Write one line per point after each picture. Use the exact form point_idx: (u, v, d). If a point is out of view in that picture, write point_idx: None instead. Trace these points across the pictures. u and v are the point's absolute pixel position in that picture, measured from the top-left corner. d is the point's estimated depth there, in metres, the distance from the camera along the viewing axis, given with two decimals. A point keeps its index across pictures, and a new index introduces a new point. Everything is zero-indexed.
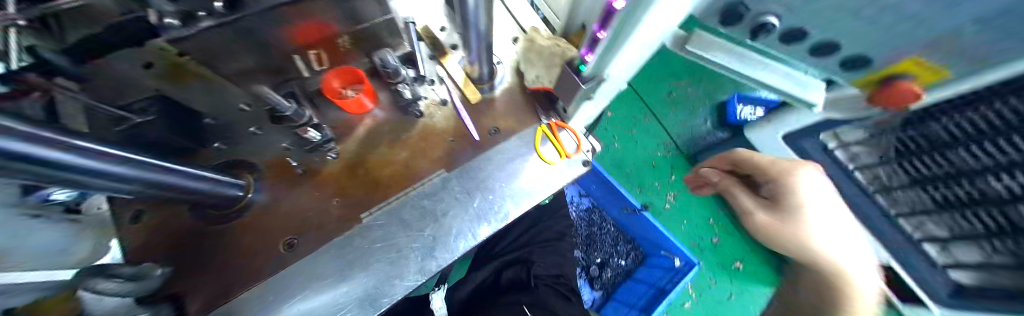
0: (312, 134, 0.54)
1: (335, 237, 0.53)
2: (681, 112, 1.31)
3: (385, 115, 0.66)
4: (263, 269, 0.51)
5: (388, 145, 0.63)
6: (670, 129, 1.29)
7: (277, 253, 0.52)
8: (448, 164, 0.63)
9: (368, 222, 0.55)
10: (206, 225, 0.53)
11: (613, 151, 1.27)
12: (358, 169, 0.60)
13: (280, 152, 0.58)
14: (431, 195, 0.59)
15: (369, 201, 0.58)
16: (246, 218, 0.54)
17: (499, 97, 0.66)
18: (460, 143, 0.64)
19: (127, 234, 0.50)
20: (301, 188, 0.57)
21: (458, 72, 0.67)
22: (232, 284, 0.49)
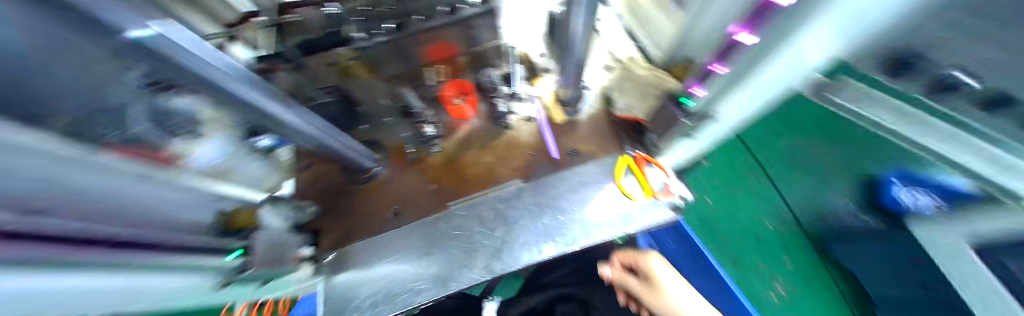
0: (427, 129, 0.70)
1: (425, 217, 0.64)
2: (814, 188, 0.65)
3: (479, 123, 0.75)
4: (372, 227, 0.65)
5: (477, 148, 0.72)
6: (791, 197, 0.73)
7: (385, 218, 0.65)
8: (524, 176, 0.68)
9: (452, 208, 0.65)
10: (343, 184, 0.70)
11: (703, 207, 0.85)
12: (452, 163, 0.71)
13: (398, 139, 0.73)
14: (505, 199, 0.64)
15: (457, 191, 0.68)
16: (368, 187, 0.69)
17: (583, 121, 0.70)
18: (539, 157, 0.69)
19: (299, 178, 0.71)
20: (408, 169, 0.71)
21: (548, 94, 0.73)
22: (349, 234, 0.64)
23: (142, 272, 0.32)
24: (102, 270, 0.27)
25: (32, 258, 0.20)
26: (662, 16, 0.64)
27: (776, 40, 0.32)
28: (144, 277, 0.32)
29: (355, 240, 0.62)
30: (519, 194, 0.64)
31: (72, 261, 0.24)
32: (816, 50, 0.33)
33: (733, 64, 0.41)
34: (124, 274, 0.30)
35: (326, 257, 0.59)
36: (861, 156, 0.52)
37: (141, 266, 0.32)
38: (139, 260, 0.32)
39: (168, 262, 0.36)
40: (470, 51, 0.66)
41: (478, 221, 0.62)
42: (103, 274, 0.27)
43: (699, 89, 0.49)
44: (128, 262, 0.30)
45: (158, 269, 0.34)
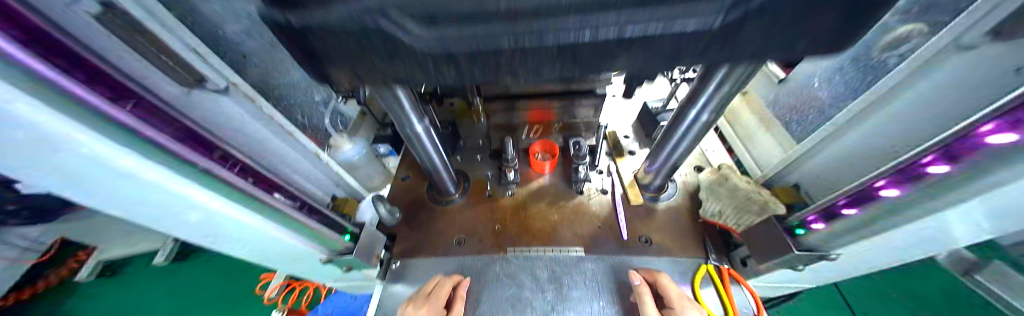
0: (510, 175, 0.78)
1: (482, 254, 0.69)
2: None
3: (556, 182, 0.81)
4: (438, 247, 0.72)
5: (546, 203, 0.77)
6: None
7: (450, 244, 0.72)
8: (586, 245, 0.67)
9: (509, 254, 0.68)
10: (427, 201, 0.84)
11: None
12: (520, 212, 0.76)
13: (481, 175, 0.86)
14: (561, 264, 0.65)
15: (521, 239, 0.70)
16: (444, 207, 0.80)
17: (660, 209, 0.72)
18: (605, 231, 0.70)
19: (398, 185, 0.90)
20: (480, 205, 0.79)
21: (628, 175, 0.78)
22: (416, 248, 0.73)
23: (261, 209, 0.40)
24: (230, 189, 0.35)
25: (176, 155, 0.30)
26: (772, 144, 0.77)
27: (922, 197, 0.32)
28: (258, 213, 0.40)
29: (420, 256, 0.71)
30: (579, 264, 0.64)
31: (204, 171, 0.33)
32: (964, 229, 0.31)
33: (866, 210, 0.38)
34: (248, 203, 0.38)
35: (392, 265, 0.71)
36: None
37: (264, 203, 0.40)
38: (267, 197, 0.41)
39: (285, 211, 0.44)
40: (567, 120, 0.81)
41: (532, 278, 0.63)
42: (233, 196, 0.36)
43: (818, 223, 0.45)
44: (257, 198, 0.39)
45: (275, 212, 0.42)
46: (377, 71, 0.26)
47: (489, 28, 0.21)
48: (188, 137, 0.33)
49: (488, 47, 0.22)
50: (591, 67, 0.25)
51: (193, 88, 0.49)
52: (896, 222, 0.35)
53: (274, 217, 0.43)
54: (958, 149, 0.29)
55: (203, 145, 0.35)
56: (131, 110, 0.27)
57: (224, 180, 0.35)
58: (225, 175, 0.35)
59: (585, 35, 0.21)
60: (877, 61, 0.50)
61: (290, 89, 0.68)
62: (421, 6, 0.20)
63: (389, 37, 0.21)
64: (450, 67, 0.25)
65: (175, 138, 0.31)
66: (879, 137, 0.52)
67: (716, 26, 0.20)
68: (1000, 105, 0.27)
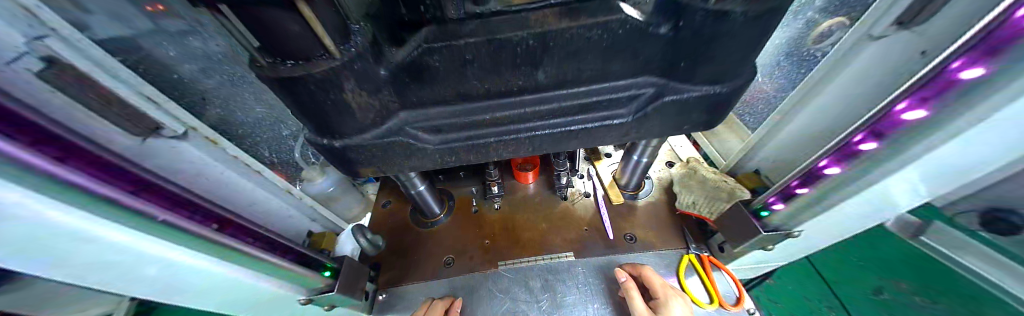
0: (494, 188, 0.80)
1: (474, 272, 0.68)
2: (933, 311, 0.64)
3: (540, 190, 0.83)
4: (427, 271, 0.71)
5: (531, 212, 0.78)
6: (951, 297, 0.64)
7: (439, 267, 0.71)
8: (576, 250, 0.68)
9: (501, 269, 0.67)
10: (412, 225, 0.82)
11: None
12: (507, 225, 0.77)
13: (465, 192, 0.87)
14: (556, 271, 0.65)
15: (511, 252, 0.70)
16: (430, 230, 0.79)
17: (640, 206, 0.75)
18: (593, 234, 0.71)
19: (376, 211, 0.88)
20: (467, 223, 0.79)
21: (607, 176, 0.81)
22: (404, 274, 0.72)
23: (222, 252, 0.37)
24: (186, 237, 0.33)
25: (131, 210, 0.27)
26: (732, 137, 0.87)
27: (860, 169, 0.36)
28: (219, 258, 0.37)
29: (407, 284, 0.70)
30: (571, 269, 0.65)
31: (172, 227, 0.31)
32: (902, 193, 0.35)
33: (817, 187, 0.42)
34: (208, 248, 0.35)
35: (379, 297, 0.68)
36: None
37: (226, 246, 0.37)
38: (228, 240, 0.37)
39: (249, 252, 0.40)
40: None
41: (525, 288, 0.63)
42: (190, 243, 0.33)
43: (779, 204, 0.49)
44: (217, 242, 0.36)
45: (239, 255, 0.39)
46: (393, 160, 0.47)
47: (473, 134, 0.45)
48: (141, 188, 0.30)
49: (474, 141, 0.45)
50: (541, 147, 0.49)
51: (148, 137, 0.48)
52: (844, 196, 0.39)
53: (238, 261, 0.39)
54: (883, 125, 0.33)
55: (161, 195, 0.32)
56: (79, 168, 0.25)
57: (179, 227, 0.32)
58: (179, 222, 0.32)
59: (541, 131, 0.45)
60: (808, 55, 0.61)
61: (251, 127, 0.68)
62: (429, 127, 0.43)
63: (406, 144, 0.44)
64: (448, 155, 0.48)
65: (126, 190, 0.28)
66: (820, 118, 0.59)
67: (632, 120, 0.45)
68: (909, 85, 0.31)
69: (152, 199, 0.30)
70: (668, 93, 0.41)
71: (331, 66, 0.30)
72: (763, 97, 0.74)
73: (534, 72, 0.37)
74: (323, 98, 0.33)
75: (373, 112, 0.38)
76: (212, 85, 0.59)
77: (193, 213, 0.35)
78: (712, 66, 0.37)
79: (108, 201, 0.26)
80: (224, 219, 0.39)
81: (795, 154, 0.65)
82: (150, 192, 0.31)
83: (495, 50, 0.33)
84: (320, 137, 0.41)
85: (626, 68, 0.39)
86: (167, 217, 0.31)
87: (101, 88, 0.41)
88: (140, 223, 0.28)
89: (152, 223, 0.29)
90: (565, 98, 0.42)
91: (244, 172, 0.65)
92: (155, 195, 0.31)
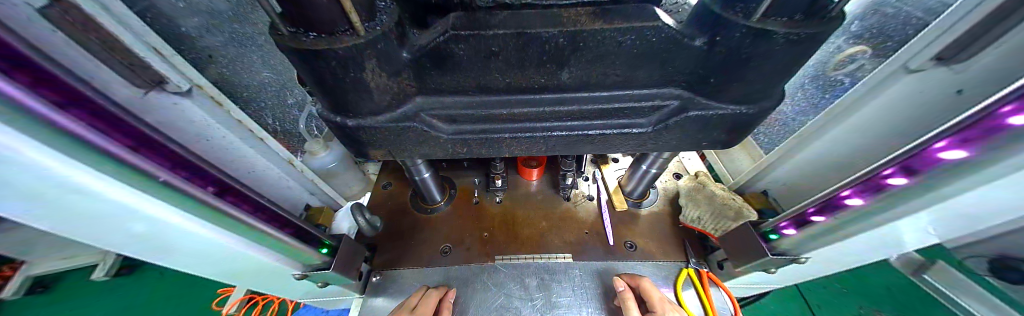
0: (496, 182, 0.79)
1: (469, 263, 0.68)
2: None
3: (543, 188, 0.83)
4: (423, 258, 0.70)
5: (533, 210, 0.78)
6: None
7: (435, 254, 0.71)
8: (575, 252, 0.68)
9: (498, 263, 0.67)
10: (410, 208, 0.82)
11: None
12: (507, 219, 0.76)
13: (468, 182, 0.86)
14: (553, 271, 0.65)
15: (509, 247, 0.70)
16: (427, 216, 0.79)
17: (643, 216, 0.75)
18: (593, 238, 0.71)
19: (376, 192, 0.87)
20: (467, 213, 0.79)
21: (613, 181, 0.80)
22: (399, 258, 0.71)
23: (219, 218, 0.36)
24: (184, 198, 0.31)
25: (129, 167, 0.26)
26: (743, 156, 0.88)
27: (885, 203, 0.35)
28: (215, 224, 0.36)
29: (400, 268, 0.69)
30: (568, 270, 0.65)
31: (171, 187, 0.30)
32: (915, 230, 0.35)
33: (833, 217, 0.42)
34: (204, 212, 0.34)
35: (373, 278, 0.68)
36: None
37: (225, 214, 0.36)
38: (228, 207, 0.36)
39: (249, 221, 0.39)
40: None
41: (520, 285, 0.63)
42: (186, 205, 0.32)
43: (790, 229, 0.49)
44: (216, 209, 0.35)
45: (237, 223, 0.38)
46: (403, 146, 0.46)
47: (487, 128, 0.43)
48: (141, 145, 0.29)
49: (486, 135, 0.44)
50: (554, 148, 0.48)
51: (150, 90, 0.47)
52: (863, 228, 0.38)
53: (235, 229, 0.38)
54: (916, 163, 0.32)
55: (161, 154, 0.30)
56: (79, 117, 0.23)
57: (178, 188, 0.31)
58: (179, 184, 0.31)
59: (558, 132, 0.44)
60: (833, 81, 0.62)
61: (255, 92, 0.66)
62: (445, 116, 0.42)
63: (419, 131, 0.42)
64: (459, 146, 0.46)
65: (125, 144, 0.27)
66: (841, 146, 0.59)
67: (651, 132, 0.43)
68: (949, 125, 0.30)
69: (152, 157, 0.29)
70: (694, 108, 0.39)
71: (354, 42, 0.28)
72: (782, 118, 0.74)
73: (557, 71, 0.36)
74: (342, 75, 0.32)
75: (388, 93, 0.37)
76: (221, 44, 0.56)
77: (194, 175, 0.34)
78: (743, 87, 0.36)
79: (106, 154, 0.24)
80: (227, 184, 0.38)
81: (812, 180, 0.67)
82: (152, 149, 0.29)
83: (525, 44, 0.32)
84: (333, 114, 0.39)
85: (654, 77, 0.37)
86: (167, 177, 0.30)
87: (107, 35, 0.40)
88: (137, 180, 0.27)
89: (151, 183, 0.28)
90: (584, 102, 0.41)
91: (248, 138, 0.64)
92: (155, 152, 0.30)
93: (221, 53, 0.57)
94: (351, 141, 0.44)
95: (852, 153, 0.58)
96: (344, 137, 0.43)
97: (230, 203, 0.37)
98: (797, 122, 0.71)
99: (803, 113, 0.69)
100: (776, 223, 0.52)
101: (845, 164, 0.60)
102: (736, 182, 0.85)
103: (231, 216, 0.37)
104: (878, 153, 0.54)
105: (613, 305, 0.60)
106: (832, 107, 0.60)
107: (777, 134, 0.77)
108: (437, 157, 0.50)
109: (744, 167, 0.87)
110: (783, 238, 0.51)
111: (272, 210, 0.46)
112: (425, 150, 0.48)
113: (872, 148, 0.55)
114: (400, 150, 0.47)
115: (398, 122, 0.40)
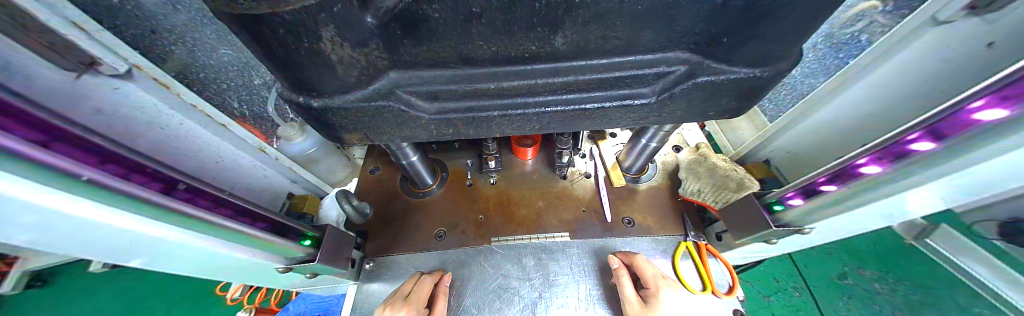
0: (490, 163, 0.75)
1: (465, 247, 0.66)
2: (939, 289, 0.94)
3: (539, 167, 0.81)
4: (419, 242, 0.69)
5: (528, 190, 0.76)
6: (929, 279, 0.96)
7: (431, 238, 0.69)
8: (572, 230, 0.67)
9: (495, 245, 0.66)
10: (400, 193, 0.79)
11: (851, 305, 0.96)
12: (504, 201, 0.74)
13: (459, 165, 0.83)
14: (549, 251, 0.64)
15: (505, 229, 0.69)
16: (420, 200, 0.76)
17: (641, 191, 0.74)
18: (590, 215, 0.70)
19: (364, 177, 0.84)
20: (462, 195, 0.76)
21: (611, 157, 0.78)
22: (392, 244, 0.70)
23: (168, 216, 0.32)
24: (121, 198, 0.27)
25: (48, 166, 0.22)
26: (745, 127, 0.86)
27: (902, 172, 0.33)
28: (169, 221, 0.32)
29: (396, 253, 0.68)
30: (563, 248, 0.64)
31: (104, 186, 0.26)
32: (927, 196, 0.34)
33: (845, 186, 0.40)
34: (152, 211, 0.30)
35: (366, 264, 0.67)
36: (910, 307, 0.92)
37: (178, 212, 0.32)
38: (182, 205, 0.32)
39: (211, 218, 0.36)
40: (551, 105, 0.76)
41: (516, 265, 0.63)
42: (125, 204, 0.28)
43: (797, 199, 0.47)
44: (166, 206, 0.31)
45: (195, 221, 0.34)
46: (380, 128, 0.41)
47: (473, 105, 0.39)
48: (50, 138, 0.24)
49: (473, 114, 0.39)
50: (547, 125, 0.44)
51: (82, 74, 0.41)
52: (878, 197, 0.36)
53: (192, 226, 0.35)
54: (948, 126, 0.29)
55: (79, 148, 0.26)
56: None
57: (112, 188, 0.26)
58: (113, 182, 0.27)
59: (554, 107, 0.39)
60: (848, 38, 0.58)
61: (214, 73, 0.60)
62: (427, 94, 0.37)
63: (397, 111, 0.38)
64: (445, 126, 0.42)
65: (30, 139, 0.22)
66: (855, 109, 0.58)
67: (653, 102, 0.39)
68: (993, 80, 0.26)
69: (71, 153, 0.25)
70: (702, 73, 0.35)
71: (301, 3, 0.22)
72: (790, 83, 0.71)
73: (550, 36, 0.31)
74: (294, 45, 0.26)
75: (356, 67, 0.32)
76: (161, 15, 0.48)
77: (133, 171, 0.29)
78: (763, 46, 0.31)
79: (5, 152, 0.20)
80: (178, 179, 0.34)
81: (820, 148, 0.66)
82: (68, 141, 0.25)
83: (511, 3, 0.26)
84: (295, 94, 0.34)
85: (659, 39, 0.32)
86: (97, 175, 0.26)
87: (22, 10, 0.34)
88: (51, 178, 0.23)
89: (78, 182, 0.24)
90: (582, 71, 0.36)
91: (206, 125, 0.59)
92: (75, 146, 0.25)
93: (169, 28, 0.50)
94: (321, 125, 0.39)
95: (870, 119, 0.56)
96: (315, 121, 0.38)
97: (186, 201, 0.33)
98: (806, 85, 0.69)
99: (817, 75, 0.66)
100: (780, 193, 0.50)
101: (859, 129, 0.59)
102: (738, 153, 0.85)
103: (188, 214, 0.33)
104: (900, 118, 0.52)
105: (603, 281, 0.60)
106: (849, 68, 0.57)
107: (785, 100, 0.74)
108: (420, 139, 0.46)
109: (748, 138, 0.85)
110: (788, 210, 0.49)
111: (240, 205, 0.42)
112: (405, 133, 0.43)
113: (894, 113, 0.53)
114: (376, 133, 0.42)
115: (374, 100, 0.36)
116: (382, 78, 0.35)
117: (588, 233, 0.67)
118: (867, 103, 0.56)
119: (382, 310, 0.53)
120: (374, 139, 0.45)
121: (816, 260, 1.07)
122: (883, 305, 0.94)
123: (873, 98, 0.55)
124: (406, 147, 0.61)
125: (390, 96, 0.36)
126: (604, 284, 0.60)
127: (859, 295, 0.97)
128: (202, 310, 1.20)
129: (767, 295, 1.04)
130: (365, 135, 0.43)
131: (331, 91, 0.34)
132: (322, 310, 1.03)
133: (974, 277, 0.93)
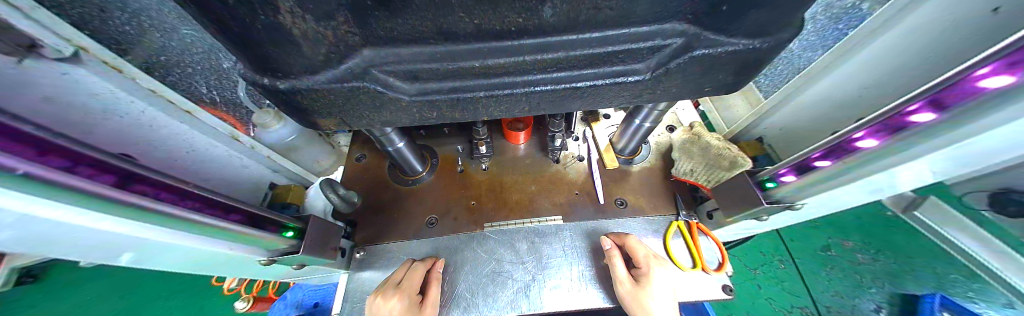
0: (481, 148, 0.72)
1: (458, 233, 0.66)
2: (923, 259, 0.99)
3: (531, 151, 0.79)
4: (411, 230, 0.68)
5: (520, 174, 0.75)
6: (914, 250, 1.01)
7: (423, 225, 0.68)
8: (565, 214, 0.67)
9: (487, 231, 0.66)
10: (390, 180, 0.77)
11: (831, 275, 1.01)
12: (495, 186, 0.73)
13: (450, 150, 0.81)
14: (542, 234, 0.64)
15: (496, 214, 0.68)
16: (410, 188, 0.75)
17: (634, 172, 0.74)
18: (582, 198, 0.70)
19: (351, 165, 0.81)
20: (452, 181, 0.75)
21: (604, 139, 0.77)
22: (383, 233, 0.69)
23: (130, 212, 0.30)
24: (71, 192, 0.25)
25: None
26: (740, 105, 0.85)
27: (899, 144, 0.32)
28: (132, 217, 0.30)
29: (386, 242, 0.67)
30: (558, 230, 0.64)
31: (50, 182, 0.24)
32: (917, 170, 0.34)
33: (841, 161, 0.39)
34: (109, 206, 0.28)
35: (358, 253, 0.66)
36: (893, 277, 0.97)
37: (136, 206, 0.30)
38: (141, 200, 0.30)
39: (179, 212, 0.34)
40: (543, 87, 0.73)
41: (510, 249, 0.62)
42: (77, 201, 0.26)
43: (789, 176, 0.47)
44: (119, 200, 0.28)
45: (157, 214, 0.32)
46: (358, 112, 0.38)
47: (458, 86, 0.36)
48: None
49: (459, 95, 0.37)
50: (538, 106, 0.42)
51: (23, 57, 0.37)
52: (872, 171, 0.36)
53: (155, 221, 0.32)
54: (951, 96, 0.27)
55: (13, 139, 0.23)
56: None
57: (60, 183, 0.24)
58: (60, 178, 0.24)
59: (544, 86, 0.37)
60: (848, 7, 0.56)
61: (178, 55, 0.55)
62: (407, 73, 0.35)
63: (374, 93, 0.35)
64: (428, 109, 0.40)
65: None
66: (850, 83, 0.58)
67: (648, 79, 0.37)
68: (1004, 45, 0.24)
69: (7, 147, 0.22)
70: (699, 46, 0.33)
71: None
72: (787, 57, 0.70)
73: (539, 6, 0.28)
74: (247, 18, 0.23)
75: (322, 44, 0.28)
76: None
77: (80, 164, 0.27)
78: (767, 15, 0.29)
79: None
80: (138, 172, 0.31)
81: (818, 124, 0.67)
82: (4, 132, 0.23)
83: None
84: (259, 75, 0.31)
85: (655, 8, 0.29)
86: (46, 171, 0.23)
87: None
88: None
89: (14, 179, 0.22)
90: (572, 46, 0.33)
91: (172, 113, 0.55)
92: (14, 138, 0.23)
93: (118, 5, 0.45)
94: (290, 108, 0.36)
95: (867, 93, 0.57)
96: (284, 106, 0.35)
97: (147, 196, 0.31)
98: (804, 58, 0.67)
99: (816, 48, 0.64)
100: (774, 171, 0.50)
101: (854, 102, 0.59)
102: (731, 132, 0.85)
103: (155, 208, 0.31)
104: (896, 92, 0.53)
105: (596, 261, 0.60)
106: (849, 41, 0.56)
107: (781, 74, 0.72)
108: (403, 124, 0.43)
109: (741, 116, 0.85)
110: (780, 186, 0.49)
111: (212, 199, 0.39)
112: (387, 118, 0.41)
113: (891, 85, 0.54)
114: (354, 117, 0.39)
115: (348, 81, 0.33)
116: (355, 54, 0.32)
117: (581, 215, 0.67)
118: (864, 75, 0.56)
119: (374, 298, 0.53)
120: (352, 124, 0.42)
121: (802, 234, 1.11)
122: (862, 274, 0.99)
123: (872, 70, 0.54)
124: (391, 133, 0.59)
125: (366, 77, 0.33)
126: (597, 264, 0.60)
127: (839, 265, 1.02)
128: (201, 301, 1.21)
129: (754, 268, 1.08)
130: (344, 120, 0.40)
131: (297, 71, 0.31)
132: (319, 298, 1.03)
133: (962, 248, 0.97)
